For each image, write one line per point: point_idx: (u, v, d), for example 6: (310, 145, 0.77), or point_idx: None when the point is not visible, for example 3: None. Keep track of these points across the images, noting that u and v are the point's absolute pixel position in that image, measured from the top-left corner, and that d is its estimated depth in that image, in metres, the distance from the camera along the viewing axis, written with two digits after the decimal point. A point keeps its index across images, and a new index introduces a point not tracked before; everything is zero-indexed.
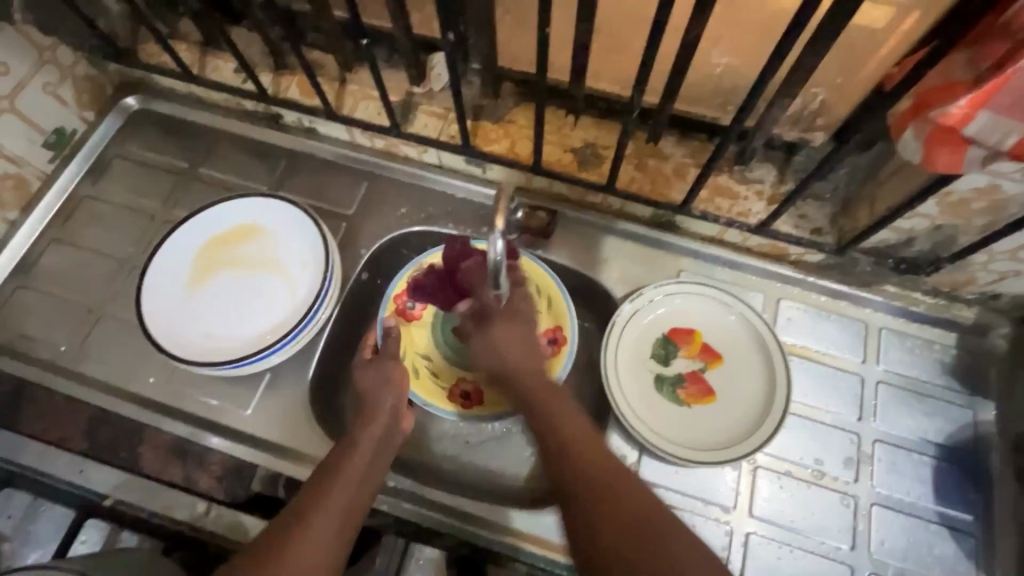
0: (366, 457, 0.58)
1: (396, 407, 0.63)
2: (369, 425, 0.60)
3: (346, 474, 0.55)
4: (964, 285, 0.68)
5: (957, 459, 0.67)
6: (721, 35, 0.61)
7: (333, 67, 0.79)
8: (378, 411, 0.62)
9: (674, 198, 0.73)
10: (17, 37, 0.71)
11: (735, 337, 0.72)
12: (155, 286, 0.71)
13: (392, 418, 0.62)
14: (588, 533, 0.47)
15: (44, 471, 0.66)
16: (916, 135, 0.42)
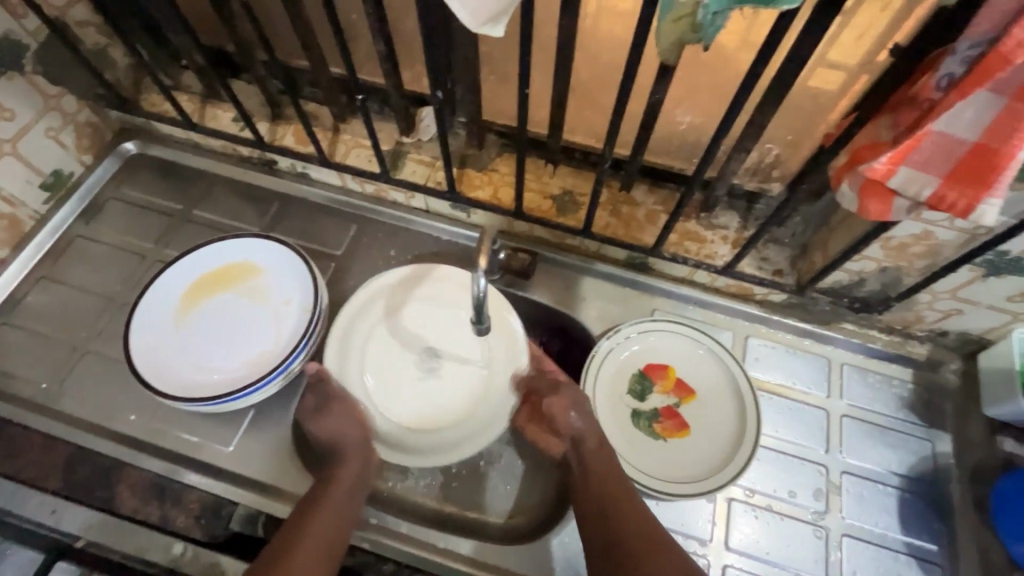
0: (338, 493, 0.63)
1: (363, 438, 0.68)
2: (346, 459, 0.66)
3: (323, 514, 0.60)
4: (914, 323, 0.73)
5: (920, 488, 0.71)
6: (683, 97, 0.68)
7: (328, 117, 0.84)
8: (354, 441, 0.67)
9: (646, 241, 0.78)
10: (25, 85, 0.74)
11: (707, 372, 0.75)
12: (142, 317, 0.72)
13: (362, 453, 0.67)
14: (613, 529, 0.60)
15: (14, 512, 0.65)
16: (851, 186, 0.47)
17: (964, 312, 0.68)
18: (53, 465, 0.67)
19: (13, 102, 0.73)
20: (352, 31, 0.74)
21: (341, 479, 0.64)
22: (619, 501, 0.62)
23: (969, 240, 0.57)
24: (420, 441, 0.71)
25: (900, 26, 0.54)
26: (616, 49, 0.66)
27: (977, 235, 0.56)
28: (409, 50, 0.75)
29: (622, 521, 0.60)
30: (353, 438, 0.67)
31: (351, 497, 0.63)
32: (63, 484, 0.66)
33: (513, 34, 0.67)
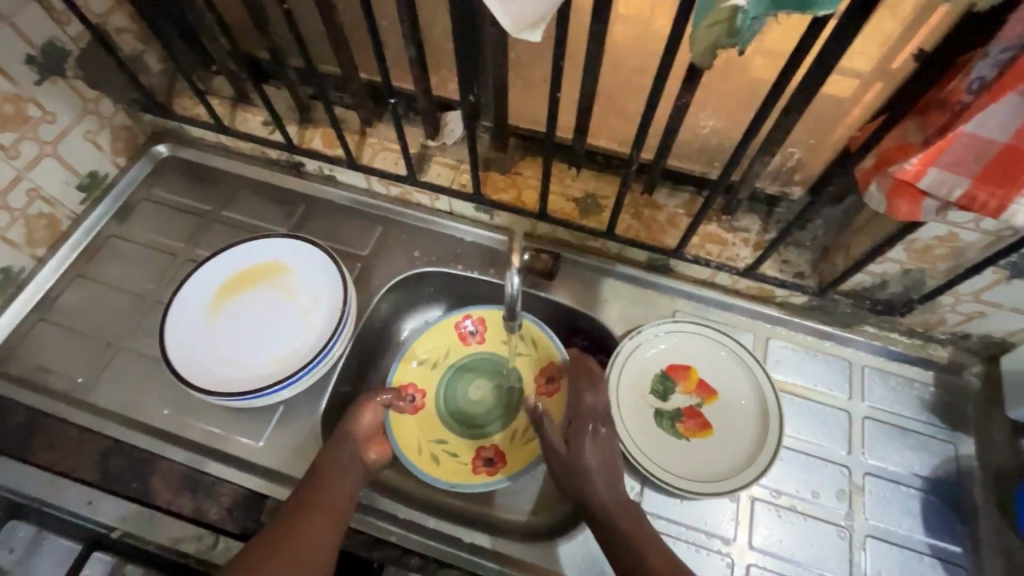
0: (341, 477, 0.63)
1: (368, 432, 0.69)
2: (340, 442, 0.66)
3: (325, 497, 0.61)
4: (936, 326, 0.74)
5: (944, 490, 0.71)
6: (707, 102, 0.70)
7: (355, 121, 0.86)
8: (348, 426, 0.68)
9: (668, 243, 0.79)
10: (66, 89, 0.77)
11: (728, 373, 0.76)
12: (177, 313, 0.74)
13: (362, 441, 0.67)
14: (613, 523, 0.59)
15: (52, 502, 0.66)
16: (880, 187, 0.48)
17: (987, 315, 0.69)
18: (88, 457, 0.68)
19: (54, 106, 0.76)
20: (382, 38, 0.76)
21: (336, 462, 0.64)
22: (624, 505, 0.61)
23: (993, 242, 0.58)
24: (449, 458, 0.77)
25: (925, 32, 0.55)
26: (642, 54, 0.68)
27: (1001, 237, 0.57)
28: (437, 56, 0.77)
29: (626, 525, 0.59)
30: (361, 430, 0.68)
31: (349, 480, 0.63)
32: (99, 477, 0.68)
33: (541, 40, 0.69)
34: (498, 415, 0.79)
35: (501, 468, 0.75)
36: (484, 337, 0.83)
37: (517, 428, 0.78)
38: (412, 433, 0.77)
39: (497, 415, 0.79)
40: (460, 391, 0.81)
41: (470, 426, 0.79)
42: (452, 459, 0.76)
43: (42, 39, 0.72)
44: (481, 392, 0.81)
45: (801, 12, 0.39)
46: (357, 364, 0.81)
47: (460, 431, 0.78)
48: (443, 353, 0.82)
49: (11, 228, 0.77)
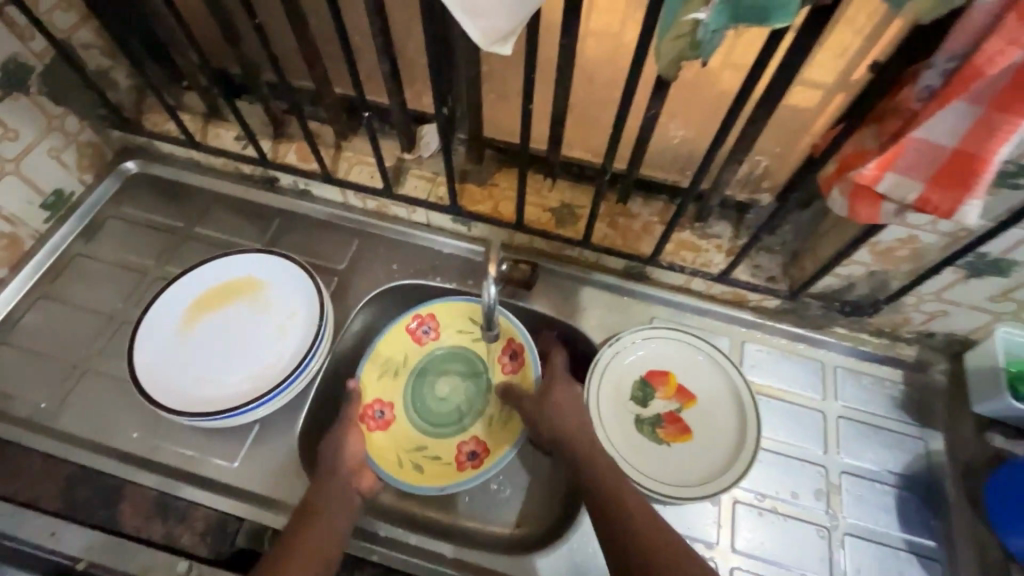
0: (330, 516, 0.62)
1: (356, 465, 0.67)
2: (329, 482, 0.64)
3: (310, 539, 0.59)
4: (902, 325, 0.76)
5: (917, 486, 0.72)
6: (676, 114, 0.72)
7: (330, 135, 0.86)
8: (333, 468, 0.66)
9: (643, 251, 0.80)
10: (30, 106, 0.75)
11: (706, 378, 0.77)
12: (149, 328, 0.72)
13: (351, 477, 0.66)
14: (615, 505, 0.60)
15: (13, 534, 0.63)
16: (841, 192, 0.50)
17: (949, 314, 0.71)
18: (53, 485, 0.66)
19: (17, 123, 0.74)
20: (356, 52, 0.76)
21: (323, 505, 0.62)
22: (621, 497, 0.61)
23: (950, 243, 0.60)
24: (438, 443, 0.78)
25: (876, 43, 0.58)
26: (611, 68, 0.70)
27: (958, 237, 0.60)
28: (411, 70, 0.78)
29: (638, 530, 0.58)
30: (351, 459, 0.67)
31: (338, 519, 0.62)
32: (65, 505, 0.65)
33: (514, 54, 0.70)
34: (472, 407, 0.80)
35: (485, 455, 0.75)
36: (439, 333, 0.82)
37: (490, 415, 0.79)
38: (389, 449, 0.76)
39: (467, 406, 0.80)
40: (427, 393, 0.81)
41: (443, 422, 0.79)
42: (433, 462, 0.76)
43: (4, 55, 0.70)
44: (448, 387, 0.81)
45: (762, 25, 0.40)
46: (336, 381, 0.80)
47: (433, 431, 0.78)
48: (399, 365, 0.80)
49: None
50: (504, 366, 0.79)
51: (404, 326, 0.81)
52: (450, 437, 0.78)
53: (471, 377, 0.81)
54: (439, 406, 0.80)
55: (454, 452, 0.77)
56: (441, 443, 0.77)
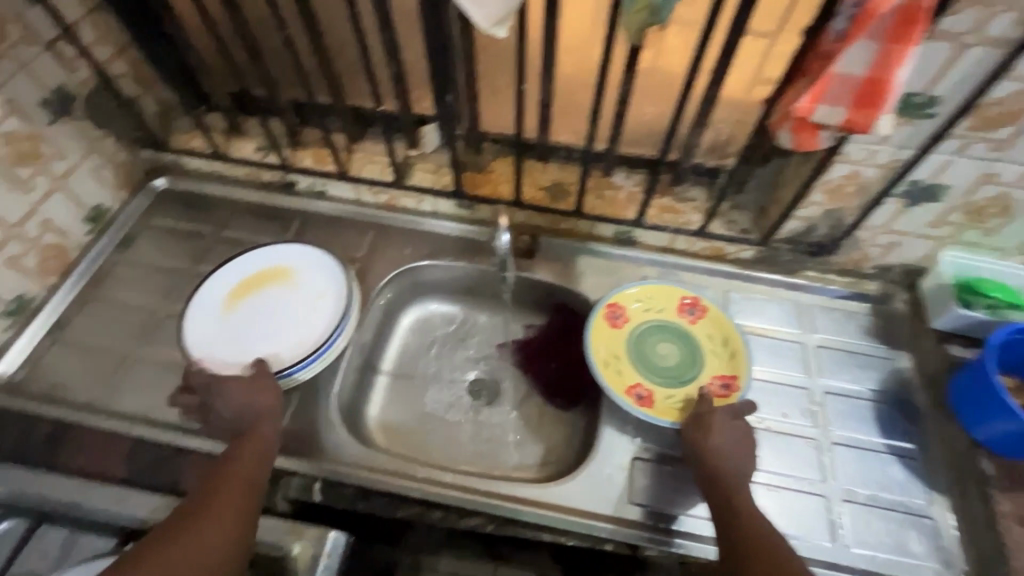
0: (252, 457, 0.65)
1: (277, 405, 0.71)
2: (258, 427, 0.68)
3: (230, 475, 0.62)
4: (862, 261, 0.86)
5: (891, 398, 0.81)
6: (646, 92, 0.83)
7: (341, 140, 0.96)
8: (262, 415, 0.69)
9: (629, 216, 0.90)
10: (75, 129, 0.85)
11: (697, 321, 0.86)
12: (214, 281, 0.83)
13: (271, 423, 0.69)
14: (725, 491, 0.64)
15: (81, 506, 0.67)
16: (786, 128, 0.61)
17: (900, 244, 0.82)
18: (111, 460, 0.71)
19: (64, 143, 0.83)
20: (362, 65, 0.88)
21: (245, 445, 0.66)
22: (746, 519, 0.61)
23: (887, 174, 0.71)
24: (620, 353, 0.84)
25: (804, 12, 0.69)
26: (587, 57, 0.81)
27: (891, 169, 0.71)
28: (412, 75, 0.89)
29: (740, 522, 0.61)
30: (260, 405, 0.70)
31: (259, 462, 0.65)
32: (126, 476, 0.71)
33: None
34: (671, 379, 0.82)
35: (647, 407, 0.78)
36: (697, 322, 0.86)
37: (673, 394, 0.81)
38: (606, 344, 0.84)
39: (671, 375, 0.83)
40: (647, 341, 0.85)
41: (646, 365, 0.83)
42: (614, 372, 0.82)
43: (54, 84, 0.80)
44: (668, 351, 0.85)
45: None
46: (364, 356, 0.88)
47: (634, 363, 0.83)
48: (656, 309, 0.88)
49: (26, 257, 0.81)
50: (710, 386, 0.81)
51: (679, 294, 0.88)
52: (635, 373, 0.82)
53: (692, 362, 0.84)
54: (656, 351, 0.85)
55: (631, 381, 0.81)
56: (628, 367, 0.83)
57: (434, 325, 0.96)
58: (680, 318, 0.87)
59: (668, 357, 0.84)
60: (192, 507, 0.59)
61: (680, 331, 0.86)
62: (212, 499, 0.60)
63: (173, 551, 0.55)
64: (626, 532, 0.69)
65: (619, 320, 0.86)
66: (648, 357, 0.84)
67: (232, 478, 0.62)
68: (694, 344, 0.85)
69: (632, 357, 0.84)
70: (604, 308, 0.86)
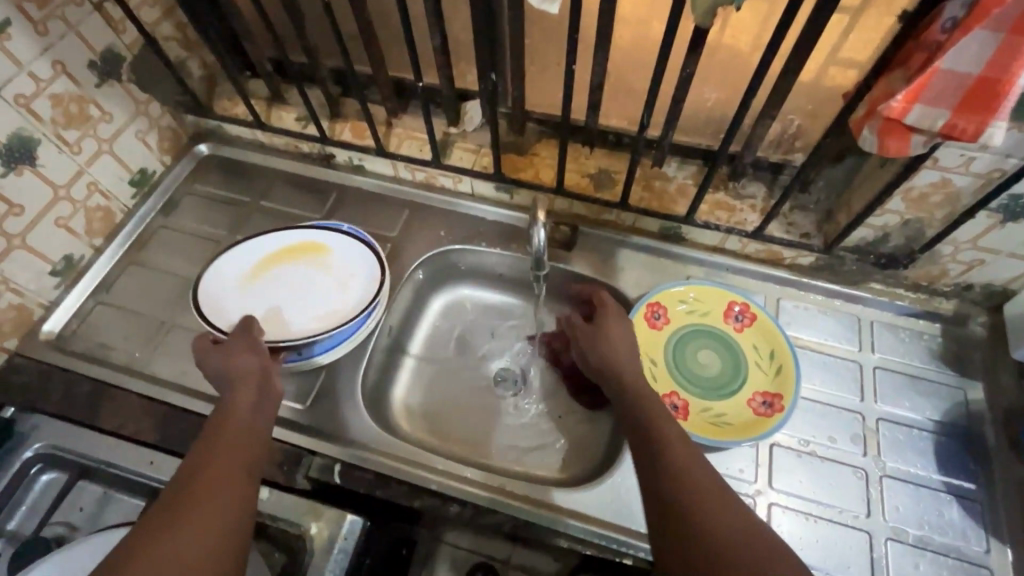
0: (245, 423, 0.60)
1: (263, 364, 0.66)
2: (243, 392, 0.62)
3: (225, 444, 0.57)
4: (939, 277, 0.78)
5: (956, 432, 0.74)
6: (709, 76, 0.75)
7: (381, 113, 0.93)
8: (244, 379, 0.64)
9: (679, 211, 0.84)
10: (122, 92, 0.85)
11: (743, 330, 0.80)
12: (241, 252, 0.83)
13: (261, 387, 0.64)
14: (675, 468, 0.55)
15: (116, 463, 0.71)
16: (871, 130, 0.53)
17: (986, 263, 0.73)
18: (145, 425, 0.74)
19: (111, 106, 0.84)
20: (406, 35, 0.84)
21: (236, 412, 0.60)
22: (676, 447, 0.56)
23: (984, 185, 0.62)
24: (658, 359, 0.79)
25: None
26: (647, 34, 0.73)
27: (991, 179, 0.62)
28: (457, 47, 0.84)
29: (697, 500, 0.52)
30: (249, 369, 0.64)
31: (255, 429, 0.60)
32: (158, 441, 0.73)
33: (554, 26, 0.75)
34: (710, 390, 0.77)
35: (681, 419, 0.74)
36: (744, 330, 0.80)
37: (710, 407, 0.76)
38: (644, 346, 0.79)
39: (710, 385, 0.78)
40: (688, 347, 0.81)
41: (685, 373, 0.79)
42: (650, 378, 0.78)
43: (102, 46, 0.80)
44: (709, 360, 0.80)
45: None
46: (391, 339, 0.86)
47: (672, 370, 0.79)
48: (702, 312, 0.82)
49: (74, 219, 0.83)
50: (751, 402, 0.75)
51: (728, 299, 0.81)
52: (672, 381, 0.78)
53: (733, 373, 0.78)
54: (696, 358, 0.80)
55: (667, 389, 0.77)
56: (665, 374, 0.78)
57: (465, 311, 0.94)
58: (726, 324, 0.81)
59: (708, 365, 0.79)
60: (181, 484, 0.53)
61: (725, 340, 0.80)
62: (207, 472, 0.54)
63: (165, 536, 0.48)
64: (644, 549, 0.66)
65: (659, 321, 0.81)
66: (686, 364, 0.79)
67: (225, 446, 0.57)
68: (738, 353, 0.79)
69: (670, 363, 0.79)
70: (645, 307, 0.80)
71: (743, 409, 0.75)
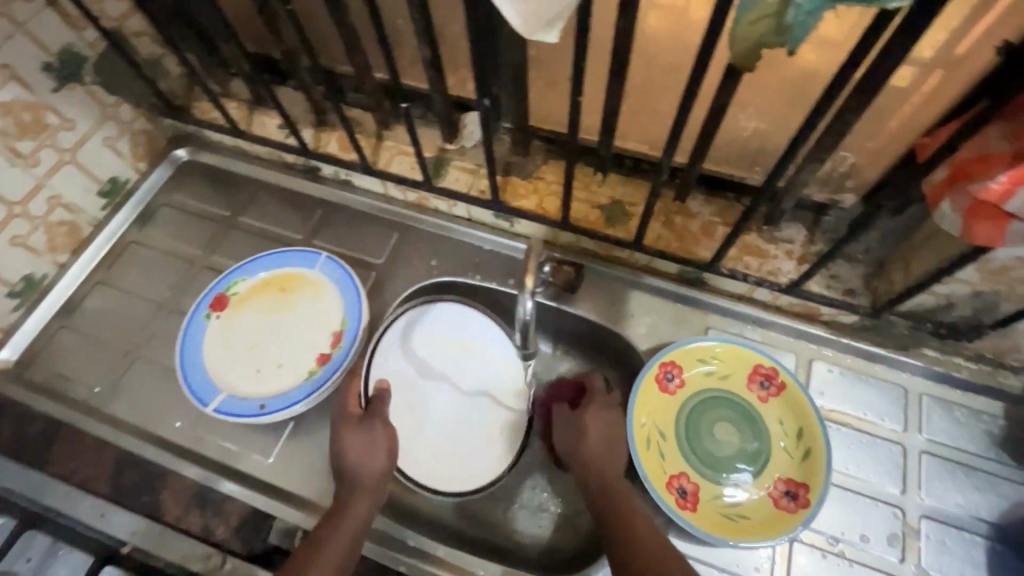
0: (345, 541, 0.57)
1: (387, 467, 0.62)
2: (353, 505, 0.59)
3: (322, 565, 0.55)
4: (1008, 352, 0.65)
5: (1013, 539, 0.63)
6: (748, 103, 0.63)
7: (371, 124, 0.83)
8: (367, 484, 0.60)
9: (701, 255, 0.72)
10: (85, 96, 0.76)
11: (769, 403, 0.69)
12: (314, 296, 0.77)
13: (375, 498, 0.60)
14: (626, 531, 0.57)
15: (66, 513, 0.67)
16: (954, 206, 0.42)
17: None
18: (103, 472, 0.69)
19: (73, 113, 0.76)
20: (396, 40, 0.73)
21: (340, 527, 0.58)
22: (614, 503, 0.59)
23: None
24: (668, 432, 0.69)
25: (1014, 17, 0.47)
26: (676, 51, 0.61)
27: None
28: (456, 54, 0.72)
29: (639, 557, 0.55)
30: (370, 475, 0.61)
31: (351, 550, 0.57)
32: (113, 489, 0.68)
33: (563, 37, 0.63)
34: (726, 474, 0.67)
35: (689, 509, 0.65)
36: (769, 402, 0.69)
37: (724, 494, 0.66)
38: (652, 414, 0.70)
39: (726, 467, 0.68)
40: (703, 416, 0.70)
41: (696, 450, 0.69)
42: (655, 457, 0.68)
43: (59, 47, 0.71)
44: (726, 435, 0.69)
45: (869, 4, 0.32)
46: None
47: (683, 448, 0.69)
48: (721, 375, 0.71)
49: (32, 236, 0.76)
50: (772, 489, 0.66)
51: (753, 361, 0.70)
52: (681, 459, 0.68)
53: (755, 454, 0.68)
54: (710, 433, 0.70)
55: (675, 470, 0.67)
56: (674, 448, 0.69)
57: None
58: (750, 392, 0.70)
59: (726, 442, 0.69)
60: None
61: (748, 412, 0.70)
62: None
63: None
64: None
65: (671, 382, 0.71)
66: (698, 441, 0.69)
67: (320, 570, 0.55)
68: (761, 428, 0.69)
69: (680, 438, 0.69)
70: (655, 368, 0.70)
71: (762, 500, 0.65)
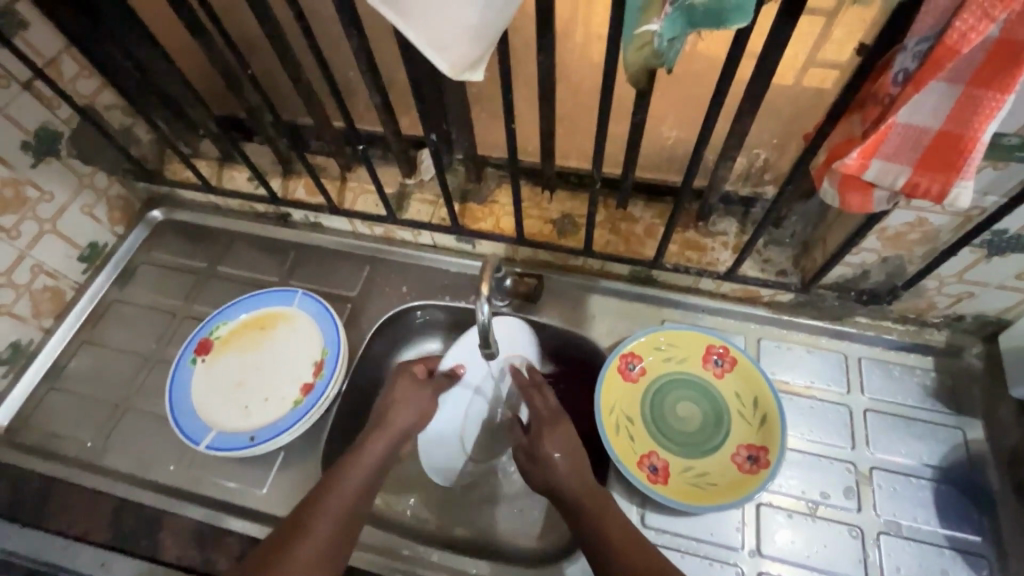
0: (362, 476, 0.62)
1: (408, 426, 0.67)
2: (372, 444, 0.64)
3: (343, 485, 0.60)
4: (927, 310, 0.73)
5: (956, 478, 0.69)
6: (665, 115, 0.72)
7: (334, 167, 0.90)
8: (388, 424, 0.66)
9: (647, 254, 0.79)
10: (63, 168, 0.81)
11: (724, 378, 0.75)
12: (294, 332, 0.82)
13: (402, 435, 0.66)
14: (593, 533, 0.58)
15: (69, 566, 0.69)
16: (831, 183, 0.49)
17: (976, 295, 0.68)
18: (101, 520, 0.72)
19: (51, 185, 0.80)
20: (350, 89, 0.80)
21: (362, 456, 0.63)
22: (586, 495, 0.61)
23: (962, 223, 0.58)
24: (635, 415, 0.75)
25: (858, 24, 0.57)
26: (596, 76, 0.69)
27: (970, 218, 0.57)
28: (405, 97, 0.80)
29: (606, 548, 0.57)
30: (405, 420, 0.67)
31: (370, 483, 0.62)
32: (112, 537, 0.70)
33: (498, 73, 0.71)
34: (692, 448, 0.73)
35: (660, 483, 0.70)
36: (725, 377, 0.75)
37: (692, 466, 0.72)
38: (618, 403, 0.75)
39: (690, 441, 0.74)
40: (665, 398, 0.76)
41: (662, 430, 0.74)
42: (623, 437, 0.73)
43: (35, 125, 0.76)
44: (688, 413, 0.75)
45: (720, 27, 0.39)
46: (355, 410, 0.82)
47: (648, 426, 0.75)
48: (678, 359, 0.77)
49: (17, 304, 0.80)
50: (735, 457, 0.71)
51: (705, 343, 0.76)
52: (650, 440, 0.74)
53: (715, 426, 0.74)
54: (670, 410, 0.76)
55: (644, 449, 0.73)
56: (643, 431, 0.74)
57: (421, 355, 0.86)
58: (705, 371, 0.76)
59: (688, 418, 0.75)
60: (293, 518, 0.57)
61: (706, 388, 0.76)
62: (309, 516, 0.57)
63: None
64: None
65: (633, 371, 0.77)
66: (664, 420, 0.75)
67: (336, 497, 0.59)
68: (719, 403, 0.75)
69: (646, 417, 0.75)
70: (617, 358, 0.76)
71: (727, 467, 0.71)
